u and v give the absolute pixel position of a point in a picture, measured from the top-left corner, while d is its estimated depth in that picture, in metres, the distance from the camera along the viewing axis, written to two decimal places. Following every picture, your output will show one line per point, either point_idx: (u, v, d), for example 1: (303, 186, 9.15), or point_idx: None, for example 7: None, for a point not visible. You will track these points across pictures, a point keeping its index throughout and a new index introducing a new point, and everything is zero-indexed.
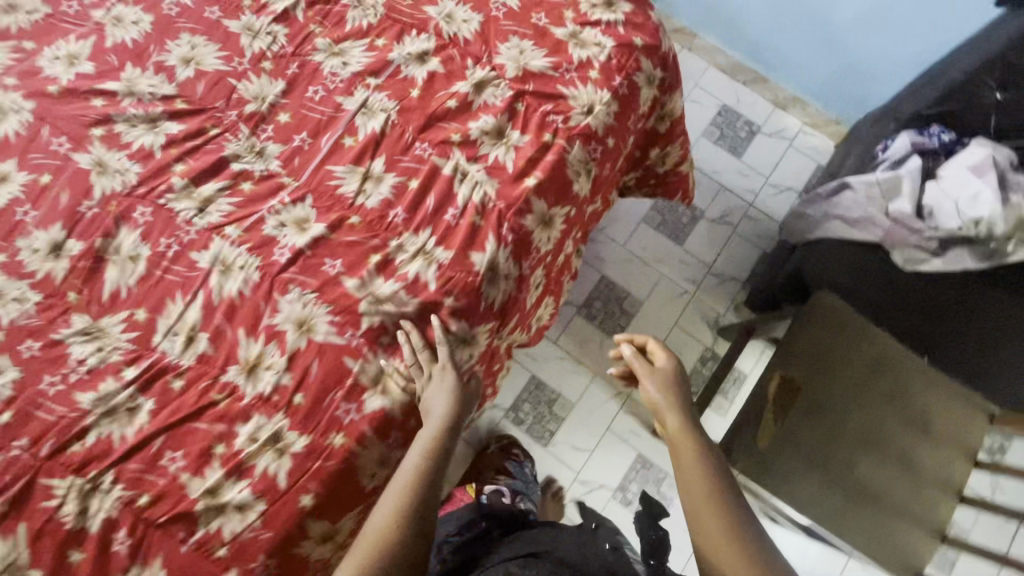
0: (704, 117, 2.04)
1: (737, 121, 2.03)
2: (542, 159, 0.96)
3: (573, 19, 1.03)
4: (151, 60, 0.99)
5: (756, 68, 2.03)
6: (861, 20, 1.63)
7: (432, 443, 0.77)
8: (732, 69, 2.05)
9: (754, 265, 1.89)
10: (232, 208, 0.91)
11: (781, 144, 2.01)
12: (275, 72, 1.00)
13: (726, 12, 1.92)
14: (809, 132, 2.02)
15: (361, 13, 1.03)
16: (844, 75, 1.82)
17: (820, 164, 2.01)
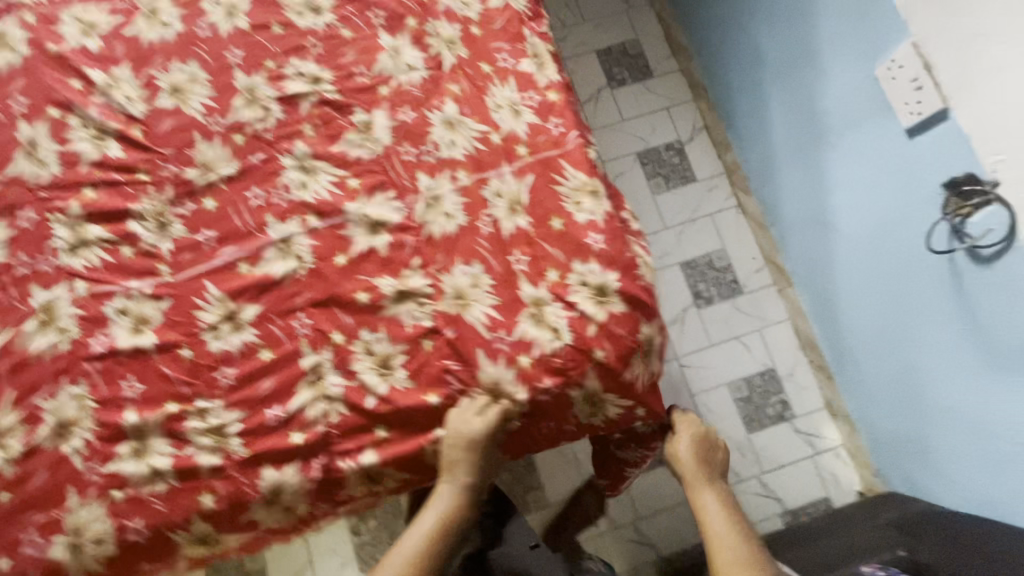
0: (743, 367, 1.76)
1: (772, 395, 1.74)
2: (405, 416, 0.81)
3: (551, 283, 0.87)
4: (146, 70, 0.93)
5: (830, 360, 1.70)
6: (951, 423, 1.29)
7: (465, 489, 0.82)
8: (805, 342, 1.74)
9: None
10: (99, 264, 0.84)
11: (801, 448, 1.70)
12: (239, 151, 0.90)
13: (829, 290, 1.61)
14: (840, 458, 1.69)
15: (360, 140, 0.91)
16: (905, 448, 1.47)
17: (829, 498, 1.67)
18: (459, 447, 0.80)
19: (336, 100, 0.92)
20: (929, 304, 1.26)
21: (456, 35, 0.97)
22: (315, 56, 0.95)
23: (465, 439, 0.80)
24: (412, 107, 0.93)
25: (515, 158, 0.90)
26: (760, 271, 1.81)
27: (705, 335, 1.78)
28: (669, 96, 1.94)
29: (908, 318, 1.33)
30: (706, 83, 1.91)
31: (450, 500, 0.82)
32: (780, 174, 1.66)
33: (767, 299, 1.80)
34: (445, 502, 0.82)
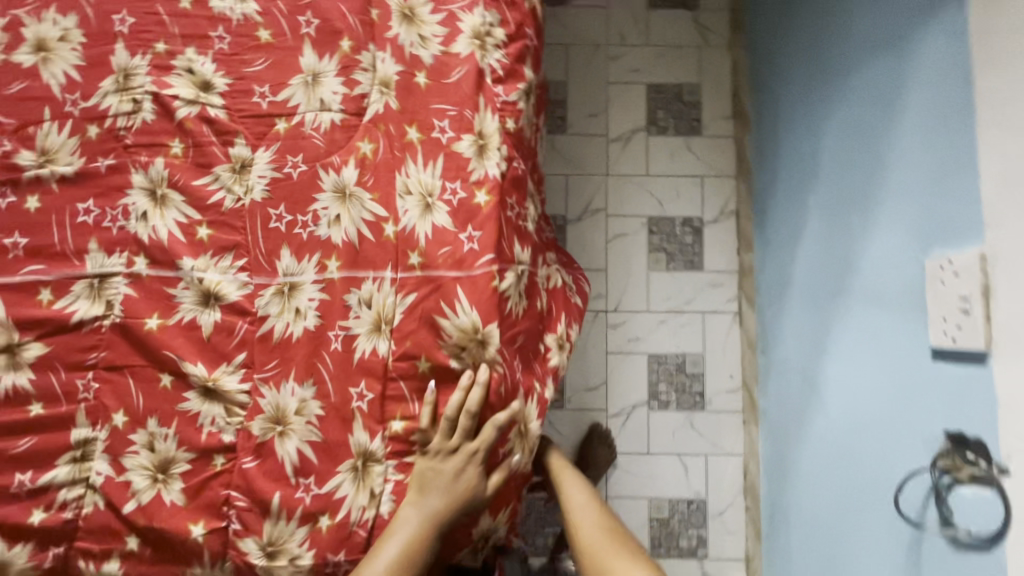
0: (674, 488, 1.58)
1: (690, 527, 1.57)
2: (164, 537, 0.67)
3: (391, 433, 0.70)
4: (17, 12, 0.76)
5: (765, 518, 1.51)
6: None
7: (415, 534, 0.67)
8: (750, 486, 1.56)
9: None
10: None
11: None
12: (87, 149, 0.74)
13: (790, 452, 1.40)
14: None
15: (230, 181, 0.73)
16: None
17: None
18: (441, 479, 0.68)
19: (220, 121, 0.74)
20: (880, 541, 1.05)
21: (394, 77, 0.76)
22: (216, 54, 0.76)
23: (450, 494, 0.68)
24: (306, 157, 0.74)
25: (403, 265, 0.72)
26: (731, 393, 1.61)
27: (647, 439, 1.59)
28: (709, 165, 1.66)
29: (852, 539, 1.13)
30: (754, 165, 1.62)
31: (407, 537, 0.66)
32: (789, 309, 1.41)
33: (726, 425, 1.60)
34: (407, 531, 0.67)
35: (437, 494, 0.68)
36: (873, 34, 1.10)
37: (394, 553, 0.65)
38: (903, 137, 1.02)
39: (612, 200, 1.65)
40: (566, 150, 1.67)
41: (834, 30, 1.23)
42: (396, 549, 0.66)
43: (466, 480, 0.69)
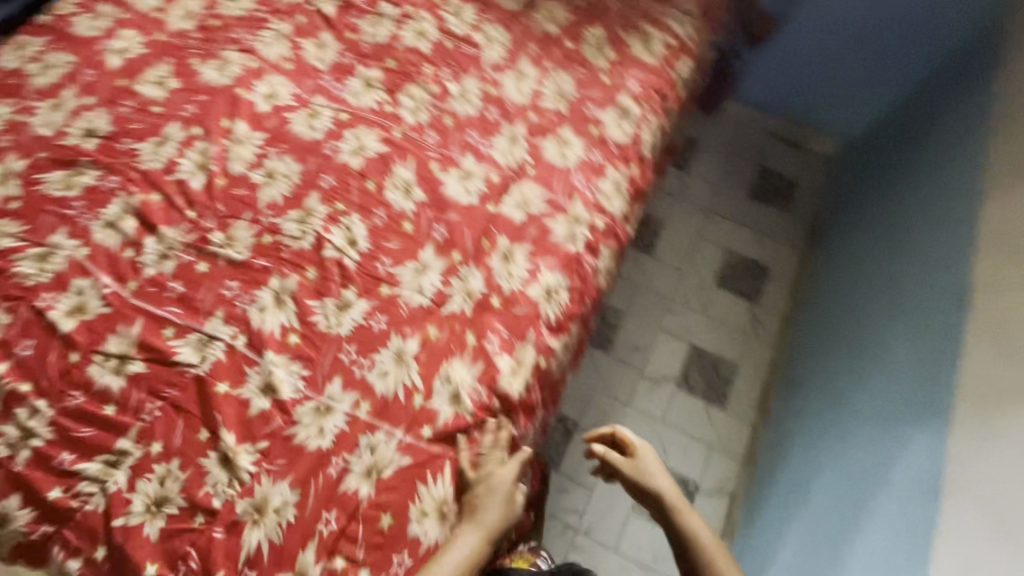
0: None
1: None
2: (125, 560, 0.80)
3: (333, 565, 0.82)
4: (271, 149, 1.12)
5: None
6: None
7: (480, 540, 0.86)
8: None
9: None
10: (105, 247, 1.00)
11: None
12: (256, 248, 1.03)
13: None
14: None
15: (332, 313, 0.98)
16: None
17: None
18: (480, 502, 0.89)
19: (348, 269, 1.01)
20: None
21: (477, 291, 1.02)
22: (371, 225, 1.06)
23: (496, 509, 0.89)
24: (390, 318, 0.98)
25: (414, 434, 0.90)
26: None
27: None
28: (720, 440, 1.77)
29: None
30: (761, 459, 1.72)
31: (473, 546, 0.86)
32: None
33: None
34: (466, 546, 0.85)
35: (483, 512, 0.88)
36: (882, 411, 1.25)
37: (460, 560, 0.84)
38: (892, 493, 1.09)
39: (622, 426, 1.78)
40: (602, 366, 1.86)
41: (854, 385, 1.41)
42: (458, 560, 0.84)
43: (509, 499, 0.90)
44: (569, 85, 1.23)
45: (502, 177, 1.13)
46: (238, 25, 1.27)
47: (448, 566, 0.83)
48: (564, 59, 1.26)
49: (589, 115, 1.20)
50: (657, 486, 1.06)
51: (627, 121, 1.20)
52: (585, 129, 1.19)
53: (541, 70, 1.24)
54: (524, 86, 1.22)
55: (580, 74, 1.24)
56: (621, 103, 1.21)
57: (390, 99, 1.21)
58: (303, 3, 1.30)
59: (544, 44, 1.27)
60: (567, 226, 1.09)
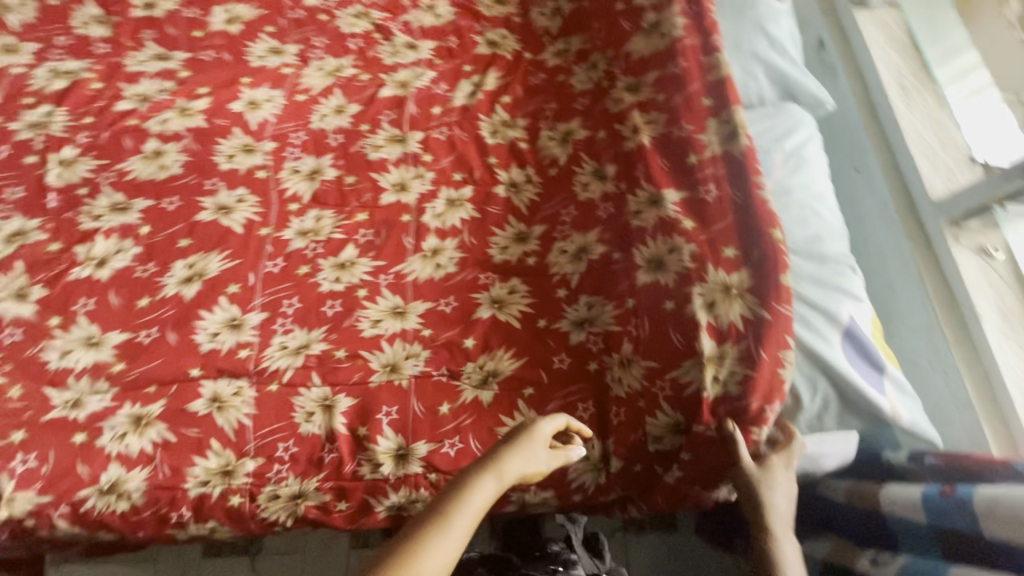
0: None
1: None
2: None
3: None
4: (187, 137, 1.09)
5: None
6: None
7: (501, 484, 0.70)
8: None
9: None
10: (28, 83, 1.11)
11: None
12: (63, 188, 1.03)
13: None
14: None
15: (5, 290, 0.95)
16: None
17: None
18: (506, 456, 0.72)
19: (65, 275, 0.97)
20: None
21: (81, 409, 0.89)
22: (130, 269, 0.99)
23: (523, 464, 0.73)
24: (19, 342, 0.92)
25: None
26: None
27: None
28: None
29: None
30: None
31: (484, 499, 0.67)
32: None
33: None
34: (483, 496, 0.67)
35: (504, 466, 0.71)
36: None
37: (482, 505, 0.67)
38: None
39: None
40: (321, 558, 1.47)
41: None
42: (475, 509, 0.65)
43: (546, 459, 0.76)
44: (408, 370, 0.95)
45: (243, 361, 0.94)
46: (328, 35, 1.22)
47: (467, 514, 0.64)
48: (448, 343, 0.97)
49: (376, 414, 0.92)
50: (768, 488, 0.79)
51: (389, 464, 0.90)
52: (355, 421, 0.92)
53: (417, 326, 0.98)
54: (386, 320, 0.99)
55: (436, 375, 0.95)
56: (410, 443, 0.91)
57: (303, 203, 1.07)
58: (384, 67, 1.20)
59: (461, 312, 0.99)
60: (203, 468, 0.88)
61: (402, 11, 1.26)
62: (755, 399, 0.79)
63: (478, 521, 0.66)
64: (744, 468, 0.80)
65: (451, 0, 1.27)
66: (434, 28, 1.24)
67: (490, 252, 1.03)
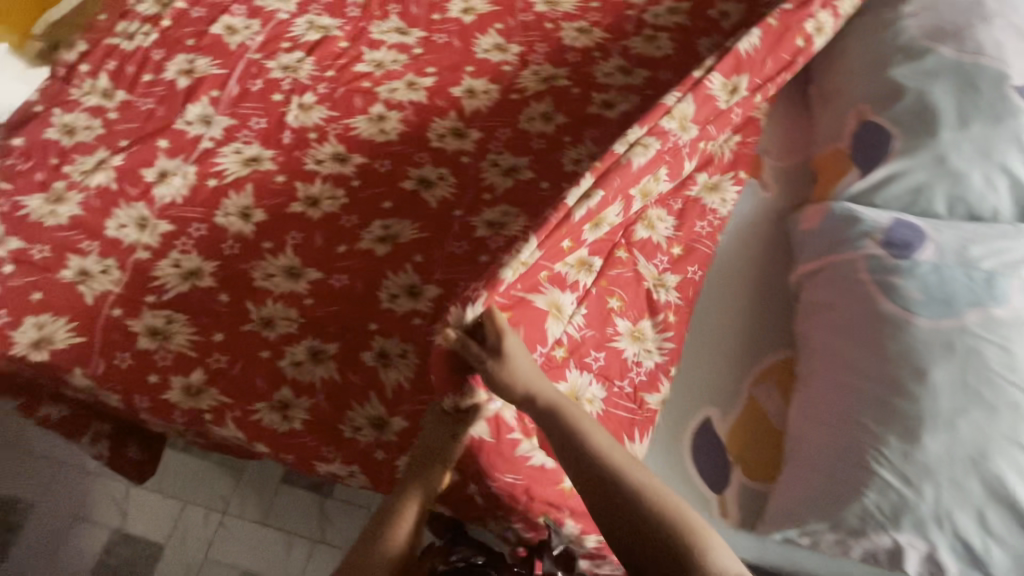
0: (41, 515, 1.65)
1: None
2: (39, 128, 1.10)
3: (10, 261, 0.99)
4: (408, 110, 1.17)
5: None
6: None
7: (421, 474, 0.81)
8: None
9: None
10: (289, 29, 1.23)
11: None
12: (297, 129, 1.14)
13: None
14: None
15: (233, 206, 1.06)
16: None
17: None
18: (429, 442, 0.83)
19: (284, 207, 1.07)
20: None
21: (271, 329, 0.98)
22: (337, 215, 1.07)
23: (426, 453, 0.82)
24: (235, 255, 1.03)
25: (112, 304, 0.97)
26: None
27: (84, 508, 1.67)
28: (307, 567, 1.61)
29: None
30: None
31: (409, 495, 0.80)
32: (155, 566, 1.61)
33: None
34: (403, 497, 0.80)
35: (420, 452, 0.82)
36: None
37: (406, 505, 0.79)
38: None
39: (313, 553, 1.63)
40: None
41: None
42: (400, 511, 0.79)
43: (441, 431, 0.82)
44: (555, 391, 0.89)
45: (414, 327, 1.00)
46: (550, 43, 1.27)
47: (400, 522, 0.79)
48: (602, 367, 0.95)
49: None
50: (515, 369, 0.75)
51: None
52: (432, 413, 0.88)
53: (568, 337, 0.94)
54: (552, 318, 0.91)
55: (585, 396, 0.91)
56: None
57: (494, 194, 1.12)
58: (596, 84, 1.22)
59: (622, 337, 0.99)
60: (357, 414, 0.95)
61: (625, 35, 1.28)
62: (926, 522, 0.73)
63: (412, 518, 0.80)
64: (483, 369, 0.76)
65: (674, 35, 1.28)
66: (653, 58, 1.25)
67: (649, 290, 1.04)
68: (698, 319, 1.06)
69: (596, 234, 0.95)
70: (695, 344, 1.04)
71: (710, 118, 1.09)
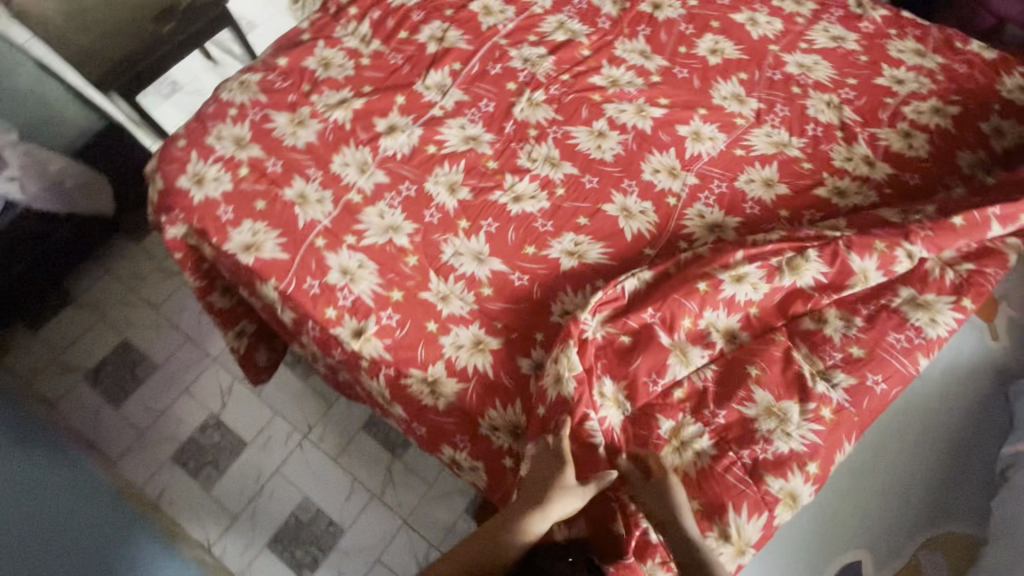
0: (161, 378, 1.82)
1: (106, 366, 1.83)
2: (297, 51, 1.17)
3: (244, 166, 1.06)
4: (631, 135, 1.15)
5: (85, 430, 1.74)
6: None
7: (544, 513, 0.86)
8: (97, 433, 1.74)
9: (159, 243, 2.00)
10: (538, 24, 1.24)
11: (85, 342, 1.85)
12: (521, 122, 1.15)
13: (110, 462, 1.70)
14: (45, 355, 1.83)
15: (443, 178, 1.09)
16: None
17: (52, 319, 1.88)
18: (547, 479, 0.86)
19: (489, 193, 1.08)
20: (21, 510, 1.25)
21: (445, 305, 1.00)
22: (534, 216, 1.07)
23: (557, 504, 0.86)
24: (433, 224, 1.05)
25: (317, 234, 1.02)
26: (155, 469, 1.72)
27: (194, 384, 1.82)
28: (361, 515, 1.66)
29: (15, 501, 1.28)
30: (323, 514, 1.66)
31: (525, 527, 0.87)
32: (236, 462, 1.73)
33: (144, 452, 1.73)
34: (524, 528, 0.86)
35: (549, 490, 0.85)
36: None
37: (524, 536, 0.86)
38: None
39: (368, 506, 1.67)
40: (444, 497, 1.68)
41: None
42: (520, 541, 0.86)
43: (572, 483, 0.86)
44: (686, 461, 0.89)
45: None
46: (791, 109, 1.20)
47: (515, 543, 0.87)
48: (773, 462, 0.88)
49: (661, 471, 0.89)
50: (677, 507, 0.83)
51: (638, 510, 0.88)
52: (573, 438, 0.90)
53: (720, 412, 0.92)
54: (698, 384, 0.95)
55: (727, 477, 0.88)
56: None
57: (692, 245, 1.07)
58: (829, 166, 1.14)
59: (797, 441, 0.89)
60: (497, 414, 0.96)
61: (875, 124, 1.18)
62: None
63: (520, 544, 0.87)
64: (648, 492, 0.84)
65: (932, 138, 1.16)
66: (901, 156, 1.14)
67: (843, 400, 0.92)
68: (863, 461, 0.92)
69: (734, 287, 0.99)
70: (848, 490, 0.91)
71: (936, 229, 1.00)
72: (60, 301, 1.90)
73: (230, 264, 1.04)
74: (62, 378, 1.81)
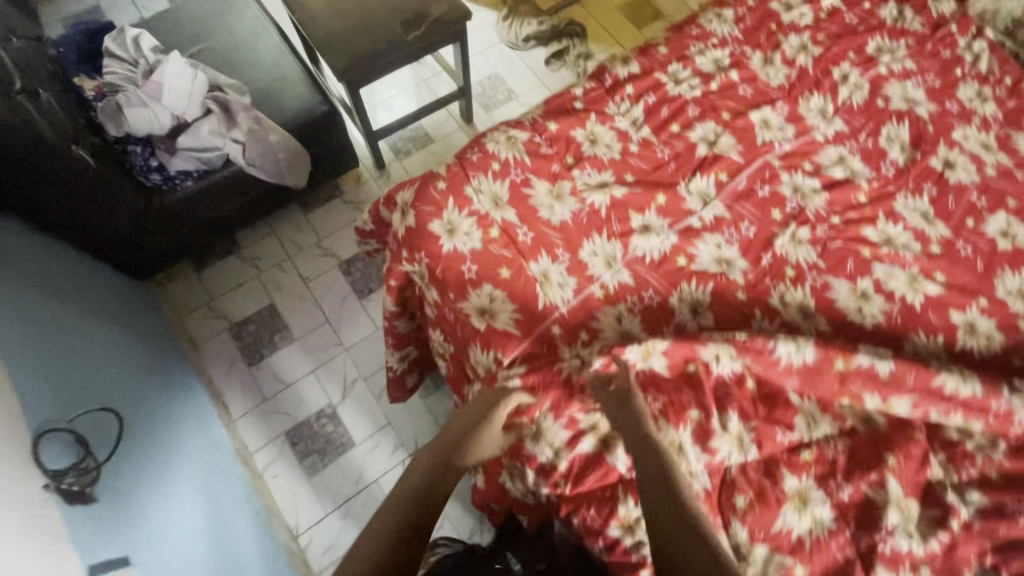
0: (295, 352, 1.87)
1: (250, 324, 1.90)
2: (567, 119, 1.14)
3: (496, 228, 1.04)
4: (898, 305, 1.04)
5: (216, 381, 1.81)
6: (124, 381, 1.38)
7: (459, 456, 0.93)
8: (225, 388, 1.81)
9: (325, 218, 2.06)
10: (818, 155, 1.15)
11: (237, 293, 1.94)
12: (781, 257, 1.06)
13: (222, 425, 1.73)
14: (198, 296, 1.92)
15: (689, 295, 1.02)
16: (99, 279, 1.61)
17: (214, 264, 1.97)
18: (463, 438, 0.93)
19: (733, 327, 1.01)
20: (168, 491, 1.24)
21: None
22: None
23: (480, 442, 0.93)
24: None
25: (553, 321, 0.99)
26: (267, 441, 1.75)
27: (323, 368, 1.86)
28: None
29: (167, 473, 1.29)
30: None
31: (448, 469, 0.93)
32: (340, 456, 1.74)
33: (262, 421, 1.78)
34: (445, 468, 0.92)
35: (478, 432, 0.91)
36: None
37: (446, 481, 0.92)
38: None
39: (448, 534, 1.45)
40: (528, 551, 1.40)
41: None
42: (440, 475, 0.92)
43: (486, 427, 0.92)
44: None
45: None
46: None
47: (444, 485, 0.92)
48: None
49: None
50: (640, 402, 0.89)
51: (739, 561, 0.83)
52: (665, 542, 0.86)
53: None
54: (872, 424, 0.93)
55: None
56: None
57: None
58: None
59: None
60: None
61: None
62: None
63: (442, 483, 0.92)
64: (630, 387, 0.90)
65: None
66: None
67: None
68: None
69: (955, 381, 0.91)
70: None
71: None
72: (226, 250, 1.99)
73: (455, 318, 1.02)
74: (209, 323, 1.89)
